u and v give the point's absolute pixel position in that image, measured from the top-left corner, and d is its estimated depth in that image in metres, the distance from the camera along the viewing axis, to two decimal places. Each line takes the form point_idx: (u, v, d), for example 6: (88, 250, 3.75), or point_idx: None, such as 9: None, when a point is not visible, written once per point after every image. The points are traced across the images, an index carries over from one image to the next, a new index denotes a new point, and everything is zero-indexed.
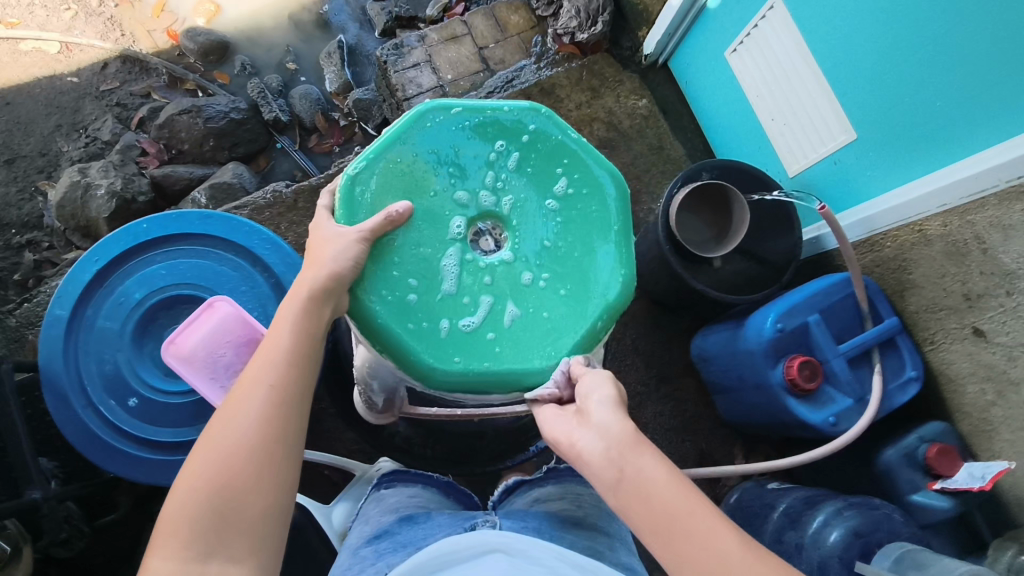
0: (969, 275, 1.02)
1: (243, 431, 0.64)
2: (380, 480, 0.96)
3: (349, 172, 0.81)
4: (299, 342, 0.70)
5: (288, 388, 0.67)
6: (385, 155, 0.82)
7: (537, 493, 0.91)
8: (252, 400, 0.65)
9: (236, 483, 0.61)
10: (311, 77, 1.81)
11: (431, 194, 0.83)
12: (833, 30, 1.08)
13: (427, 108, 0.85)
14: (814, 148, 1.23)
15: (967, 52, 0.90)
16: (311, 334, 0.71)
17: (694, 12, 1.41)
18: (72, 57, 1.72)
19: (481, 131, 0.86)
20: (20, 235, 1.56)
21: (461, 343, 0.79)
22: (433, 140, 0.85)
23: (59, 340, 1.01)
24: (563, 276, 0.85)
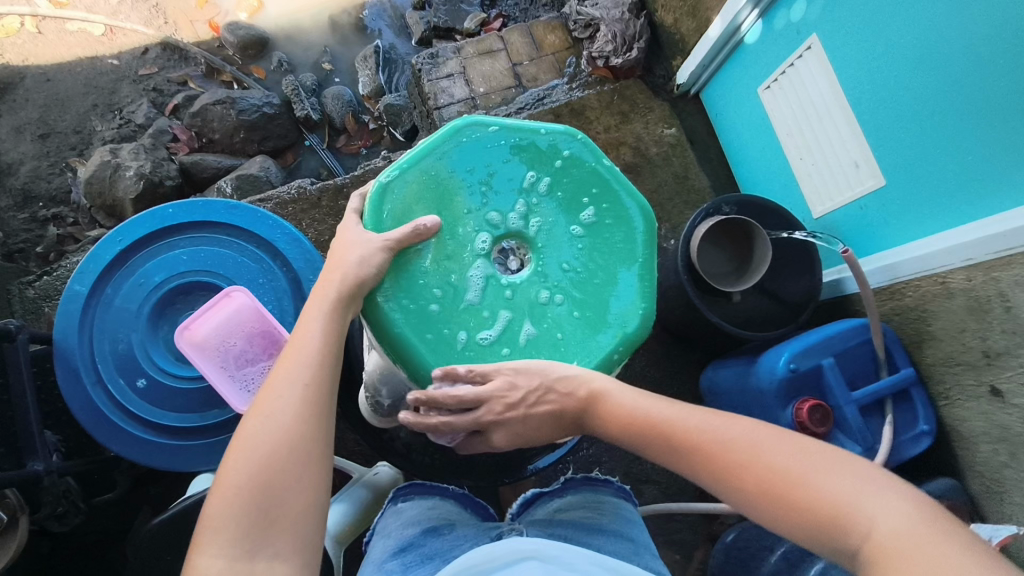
0: (989, 332, 1.00)
1: (280, 428, 0.63)
2: (396, 492, 0.94)
3: (381, 179, 0.81)
4: (327, 341, 0.70)
5: (318, 388, 0.67)
6: (419, 166, 0.83)
7: (556, 503, 0.89)
8: (288, 398, 0.65)
9: (278, 480, 0.60)
10: (345, 78, 1.83)
11: (461, 209, 0.84)
12: (870, 76, 1.09)
13: (464, 123, 0.85)
14: (840, 191, 1.23)
15: (1001, 107, 0.90)
16: (338, 337, 0.72)
17: (732, 45, 1.41)
18: (114, 41, 1.76)
19: (516, 151, 0.86)
20: (47, 209, 1.58)
21: (476, 356, 0.80)
22: (468, 157, 0.85)
23: (76, 316, 1.01)
24: (581, 302, 0.85)
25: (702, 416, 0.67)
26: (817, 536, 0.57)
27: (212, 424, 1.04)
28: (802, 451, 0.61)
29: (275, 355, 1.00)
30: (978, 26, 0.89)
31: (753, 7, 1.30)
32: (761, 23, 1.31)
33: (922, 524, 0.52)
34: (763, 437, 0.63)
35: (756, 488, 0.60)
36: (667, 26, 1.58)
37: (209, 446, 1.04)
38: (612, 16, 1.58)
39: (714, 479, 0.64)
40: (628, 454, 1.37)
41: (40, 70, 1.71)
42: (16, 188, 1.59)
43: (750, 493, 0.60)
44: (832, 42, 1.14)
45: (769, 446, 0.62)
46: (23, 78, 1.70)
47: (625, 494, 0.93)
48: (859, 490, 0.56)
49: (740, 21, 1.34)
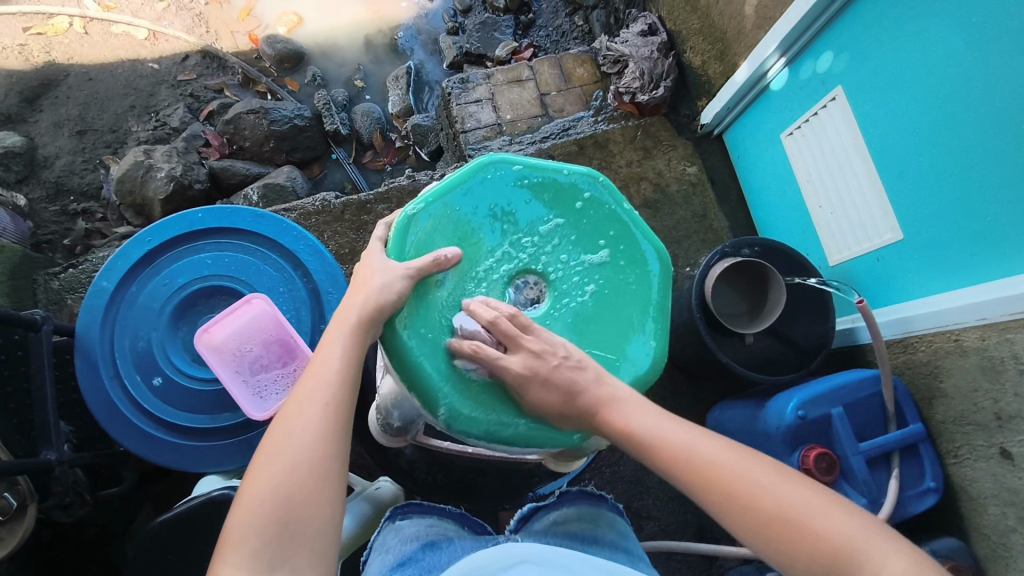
0: (1002, 394, 0.99)
1: (300, 445, 0.64)
2: (393, 511, 0.91)
3: (406, 211, 0.84)
4: (350, 358, 0.71)
5: (340, 406, 0.68)
6: (443, 200, 0.86)
7: (554, 516, 0.86)
8: (309, 417, 0.66)
9: (297, 496, 0.61)
10: (375, 96, 1.88)
11: (480, 244, 0.86)
12: (894, 130, 1.10)
13: (489, 160, 0.88)
14: (858, 241, 1.24)
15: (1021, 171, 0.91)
16: (358, 357, 0.72)
17: (757, 90, 1.43)
18: (156, 46, 1.82)
19: (537, 190, 0.89)
20: (77, 204, 1.62)
21: (490, 389, 0.81)
22: (491, 193, 0.87)
23: (100, 310, 1.03)
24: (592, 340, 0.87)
25: (637, 405, 0.73)
26: (829, 569, 0.59)
27: (222, 426, 1.05)
28: (760, 461, 0.66)
29: (289, 363, 1.02)
30: (1002, 89, 0.90)
31: (780, 55, 1.33)
32: (788, 70, 1.34)
33: (860, 534, 0.60)
34: (781, 469, 0.66)
35: (776, 511, 0.62)
36: (694, 67, 1.61)
37: (215, 448, 1.05)
38: (642, 54, 1.60)
39: (729, 497, 0.64)
40: (630, 489, 1.37)
41: (84, 70, 1.76)
42: (49, 181, 1.63)
43: (767, 515, 0.62)
44: (858, 96, 1.16)
45: (786, 481, 0.64)
46: (67, 76, 1.75)
47: (619, 511, 0.93)
48: (815, 505, 0.62)
49: (767, 67, 1.37)
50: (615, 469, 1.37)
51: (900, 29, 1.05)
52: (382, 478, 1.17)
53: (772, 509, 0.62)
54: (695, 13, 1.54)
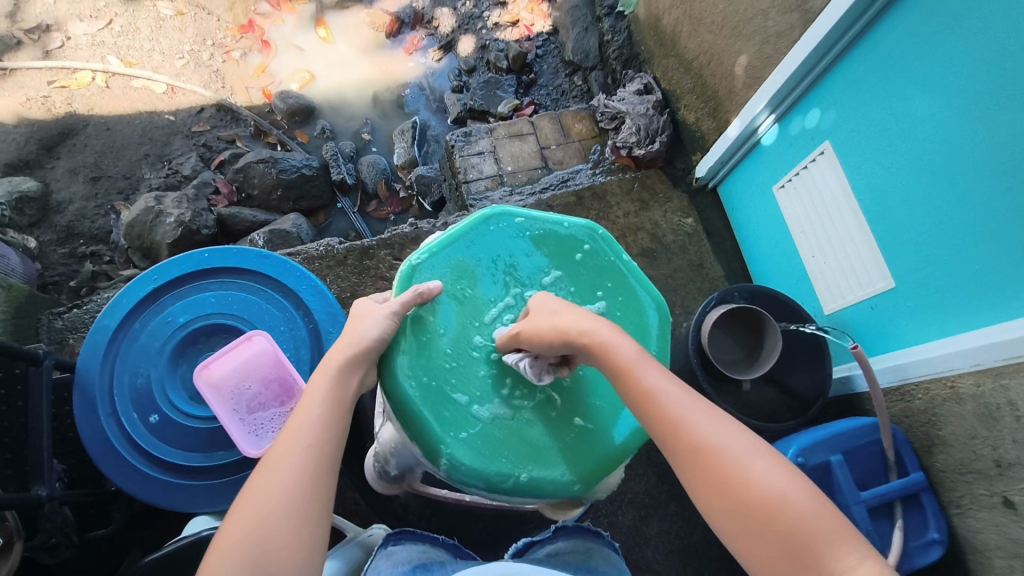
0: (1000, 441, 0.99)
1: (278, 490, 0.63)
2: (385, 538, 0.88)
3: (410, 262, 0.87)
4: (333, 403, 0.72)
5: (321, 450, 0.68)
6: (446, 251, 0.89)
7: (548, 549, 0.84)
8: (288, 462, 0.66)
9: (273, 541, 0.60)
10: (381, 149, 1.95)
11: (481, 293, 0.89)
12: (883, 183, 1.14)
13: (491, 213, 0.92)
14: (852, 290, 1.26)
15: (1012, 220, 0.93)
16: (341, 402, 0.73)
17: (749, 145, 1.49)
18: (174, 99, 1.90)
19: (538, 242, 0.92)
20: (86, 246, 1.66)
21: (491, 436, 0.81)
22: (493, 244, 0.91)
23: (102, 347, 1.04)
24: (596, 387, 0.86)
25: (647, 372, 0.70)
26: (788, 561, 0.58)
27: (217, 465, 1.04)
28: (751, 450, 0.63)
29: (286, 402, 1.02)
30: (991, 141, 0.93)
31: (769, 112, 1.39)
32: (777, 127, 1.39)
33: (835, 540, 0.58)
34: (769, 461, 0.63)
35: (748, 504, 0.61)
36: (689, 124, 1.67)
37: (208, 488, 1.03)
38: (638, 111, 1.67)
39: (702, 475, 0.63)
40: (629, 540, 1.34)
41: (102, 120, 1.84)
42: (61, 225, 1.67)
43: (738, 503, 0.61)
44: (846, 150, 1.21)
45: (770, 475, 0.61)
46: (86, 126, 1.83)
47: (614, 548, 0.92)
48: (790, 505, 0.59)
49: (757, 124, 1.43)
50: (614, 519, 1.35)
51: (884, 87, 1.11)
52: (374, 525, 1.15)
53: (750, 500, 0.60)
54: (688, 74, 1.62)
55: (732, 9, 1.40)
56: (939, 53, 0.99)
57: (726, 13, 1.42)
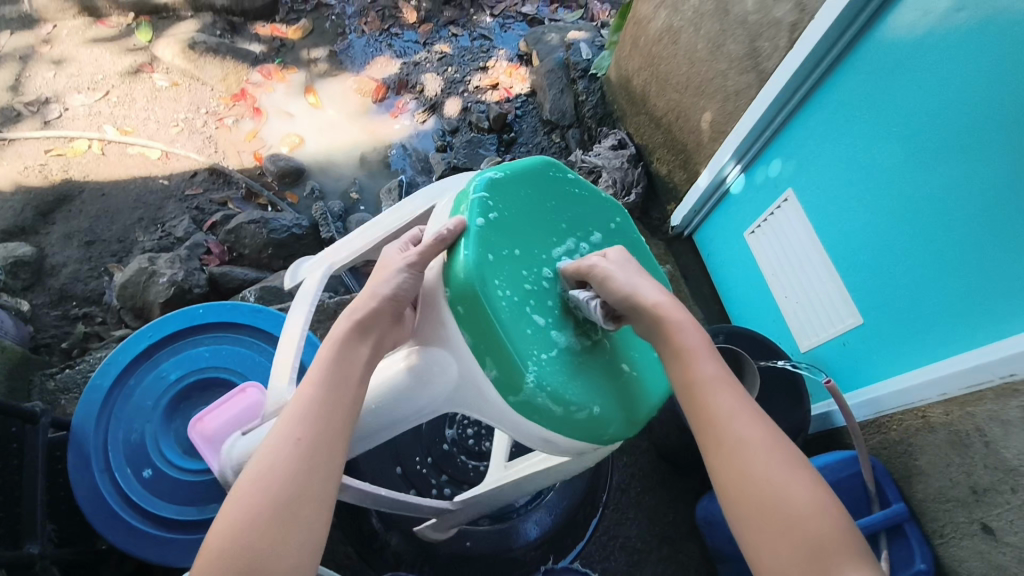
0: (974, 467, 1.02)
1: (266, 480, 0.64)
2: None
3: (490, 181, 0.84)
4: (327, 383, 0.72)
5: (313, 436, 0.68)
6: (519, 181, 0.87)
7: None
8: (278, 451, 0.66)
9: (259, 533, 0.61)
10: (369, 207, 2.01)
11: (545, 232, 0.88)
12: (845, 225, 1.22)
13: (554, 163, 0.93)
14: (824, 328, 1.32)
15: (970, 250, 0.99)
16: (337, 382, 0.73)
17: (719, 194, 1.58)
18: (168, 164, 1.97)
19: (588, 201, 0.94)
20: (79, 308, 1.68)
21: (566, 365, 0.79)
22: (555, 189, 0.91)
23: (98, 404, 1.05)
24: (636, 344, 0.88)
25: (708, 363, 0.74)
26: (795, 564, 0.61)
27: (210, 518, 1.05)
28: (781, 456, 0.67)
29: None
30: (944, 177, 1.00)
31: (735, 163, 1.48)
32: (744, 176, 1.48)
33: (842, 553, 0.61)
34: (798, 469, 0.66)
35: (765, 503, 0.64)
36: (662, 176, 1.76)
37: (201, 541, 1.04)
38: (613, 165, 1.78)
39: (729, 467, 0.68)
40: None
41: (98, 186, 1.90)
42: (54, 288, 1.70)
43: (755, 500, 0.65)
44: (807, 196, 1.30)
45: (794, 482, 0.65)
46: (81, 192, 1.88)
47: None
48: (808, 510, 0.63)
49: (725, 174, 1.52)
50: (607, 564, 1.34)
51: (838, 137, 1.20)
52: None
53: (772, 498, 0.64)
54: (659, 129, 1.72)
55: (695, 70, 1.52)
56: (889, 99, 1.08)
57: (689, 74, 1.54)
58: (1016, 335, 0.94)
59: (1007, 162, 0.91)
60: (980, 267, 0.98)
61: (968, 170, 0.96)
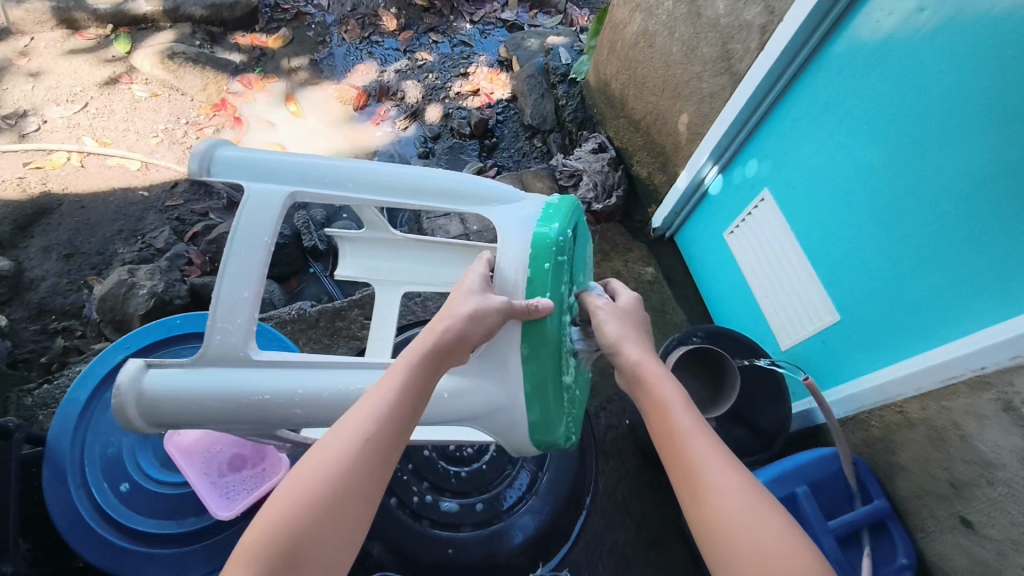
0: (952, 462, 1.03)
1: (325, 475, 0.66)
2: None
3: (565, 235, 0.93)
4: (406, 389, 0.74)
5: (380, 439, 0.70)
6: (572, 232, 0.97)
7: None
8: (342, 448, 0.68)
9: (309, 525, 0.63)
10: (352, 215, 2.01)
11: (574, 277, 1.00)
12: (821, 222, 1.23)
13: (582, 210, 1.03)
14: (804, 326, 1.33)
15: (933, 254, 1.02)
16: (414, 391, 0.74)
17: (698, 195, 1.59)
18: (148, 175, 1.96)
19: (586, 241, 1.09)
20: (58, 322, 1.67)
21: (574, 403, 0.96)
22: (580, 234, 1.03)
23: (74, 416, 1.04)
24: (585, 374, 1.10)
25: (684, 407, 0.80)
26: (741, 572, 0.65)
27: (189, 530, 1.03)
28: (731, 477, 0.71)
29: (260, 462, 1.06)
30: (908, 184, 1.03)
31: (713, 163, 1.49)
32: (721, 177, 1.49)
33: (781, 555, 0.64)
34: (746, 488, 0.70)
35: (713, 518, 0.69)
36: (642, 178, 1.77)
37: (182, 555, 1.01)
38: (594, 169, 1.78)
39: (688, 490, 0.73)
40: None
41: (77, 199, 1.88)
42: (33, 302, 1.68)
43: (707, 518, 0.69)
44: (784, 195, 1.31)
45: (741, 500, 0.69)
46: (60, 204, 1.86)
47: None
48: (751, 522, 0.67)
49: (703, 175, 1.52)
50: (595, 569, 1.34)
51: (812, 136, 1.21)
52: None
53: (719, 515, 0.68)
54: (638, 133, 1.73)
55: (670, 73, 1.53)
56: (853, 105, 1.10)
57: (665, 77, 1.55)
58: (975, 334, 0.97)
59: (964, 167, 0.93)
60: (943, 267, 1.00)
61: (929, 175, 0.99)
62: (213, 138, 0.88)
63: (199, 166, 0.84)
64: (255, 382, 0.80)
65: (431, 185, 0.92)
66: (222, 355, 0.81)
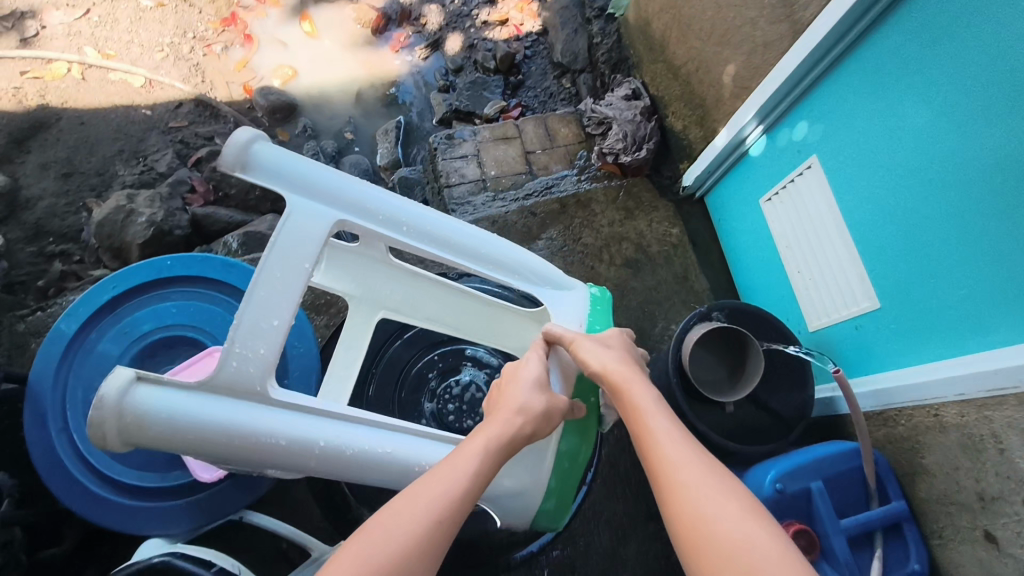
0: (984, 474, 0.95)
1: (403, 537, 0.64)
2: None
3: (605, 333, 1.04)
4: (478, 472, 0.72)
5: (453, 517, 0.68)
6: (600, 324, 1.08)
7: None
8: (415, 517, 0.66)
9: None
10: (364, 148, 1.90)
11: None
12: (867, 202, 1.11)
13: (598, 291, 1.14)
14: (837, 309, 1.23)
15: (977, 254, 0.93)
16: (483, 472, 0.73)
17: (738, 154, 1.45)
18: (151, 93, 1.85)
19: None
20: (55, 245, 1.61)
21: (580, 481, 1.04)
22: None
23: (56, 357, 1.01)
24: None
25: (648, 395, 0.81)
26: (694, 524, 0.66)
27: (171, 485, 1.02)
28: (686, 444, 0.73)
29: None
30: (969, 171, 0.91)
31: (757, 123, 1.35)
32: (765, 138, 1.36)
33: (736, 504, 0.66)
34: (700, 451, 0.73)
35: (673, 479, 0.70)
36: (676, 132, 1.63)
37: (161, 509, 1.00)
38: (625, 117, 1.64)
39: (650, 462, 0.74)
40: (605, 563, 1.30)
41: (76, 114, 1.79)
42: (30, 222, 1.62)
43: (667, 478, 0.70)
44: (832, 165, 1.18)
45: (698, 463, 0.71)
46: (59, 119, 1.77)
47: None
48: (706, 480, 0.68)
49: (745, 134, 1.39)
50: (590, 539, 1.31)
51: (872, 104, 1.07)
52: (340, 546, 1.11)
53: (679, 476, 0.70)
54: (677, 80, 1.58)
55: (720, 16, 1.36)
56: (916, 95, 0.98)
57: (714, 21, 1.39)
58: (1014, 346, 0.90)
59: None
60: (985, 275, 0.93)
61: (984, 178, 0.90)
62: (255, 132, 0.81)
63: (236, 159, 0.79)
64: (266, 425, 0.78)
65: (481, 253, 0.98)
66: (231, 386, 0.77)
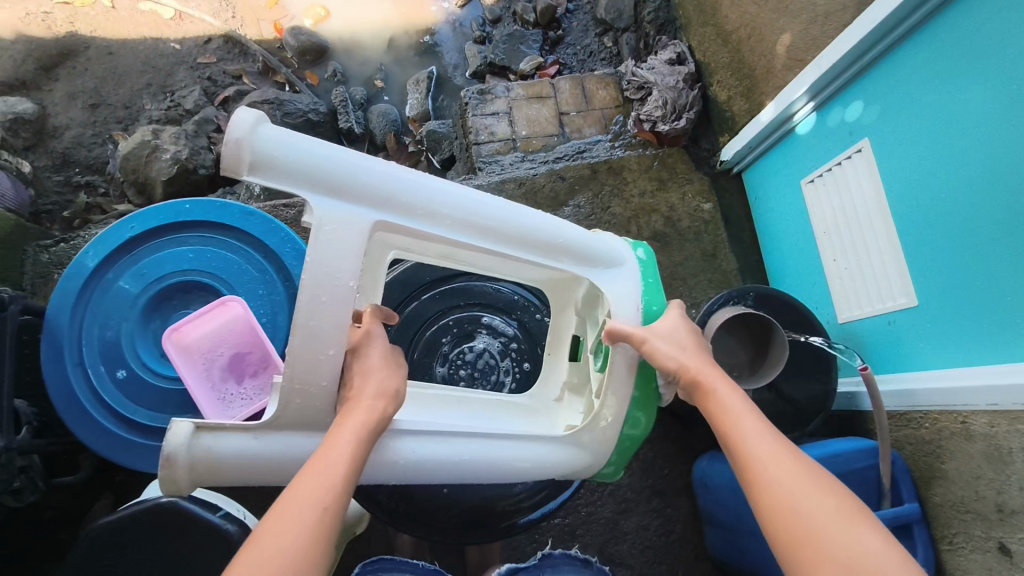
0: (1006, 487, 0.92)
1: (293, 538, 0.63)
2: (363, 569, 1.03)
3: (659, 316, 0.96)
4: (352, 462, 0.70)
5: (332, 507, 0.66)
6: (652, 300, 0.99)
7: None
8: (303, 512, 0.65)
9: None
10: (393, 98, 1.86)
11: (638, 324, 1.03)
12: (910, 194, 1.05)
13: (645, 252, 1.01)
14: (871, 302, 1.18)
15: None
16: (357, 462, 0.71)
17: (784, 130, 1.37)
18: (181, 26, 1.81)
19: None
20: (81, 176, 1.61)
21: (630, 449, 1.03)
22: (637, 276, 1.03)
23: (72, 294, 1.03)
24: None
25: (736, 396, 0.80)
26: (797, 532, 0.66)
27: None
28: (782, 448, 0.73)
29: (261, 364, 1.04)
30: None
31: (808, 98, 1.27)
32: (815, 116, 1.28)
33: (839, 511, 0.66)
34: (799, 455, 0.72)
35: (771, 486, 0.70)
36: (719, 102, 1.56)
37: None
38: (667, 83, 1.56)
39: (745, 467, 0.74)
40: (606, 534, 1.31)
41: (105, 44, 1.76)
42: (57, 151, 1.62)
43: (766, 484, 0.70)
44: (883, 150, 1.11)
45: (794, 467, 0.71)
46: (88, 48, 1.75)
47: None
48: (807, 486, 0.68)
49: (793, 109, 1.31)
50: (593, 509, 1.32)
51: (930, 87, 1.00)
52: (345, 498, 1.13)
53: (776, 483, 0.70)
54: (726, 47, 1.49)
55: None
56: (972, 80, 0.92)
57: None
58: None
59: None
60: None
61: None
62: (254, 116, 0.70)
63: (238, 158, 0.69)
64: None
65: (529, 239, 0.87)
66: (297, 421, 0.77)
